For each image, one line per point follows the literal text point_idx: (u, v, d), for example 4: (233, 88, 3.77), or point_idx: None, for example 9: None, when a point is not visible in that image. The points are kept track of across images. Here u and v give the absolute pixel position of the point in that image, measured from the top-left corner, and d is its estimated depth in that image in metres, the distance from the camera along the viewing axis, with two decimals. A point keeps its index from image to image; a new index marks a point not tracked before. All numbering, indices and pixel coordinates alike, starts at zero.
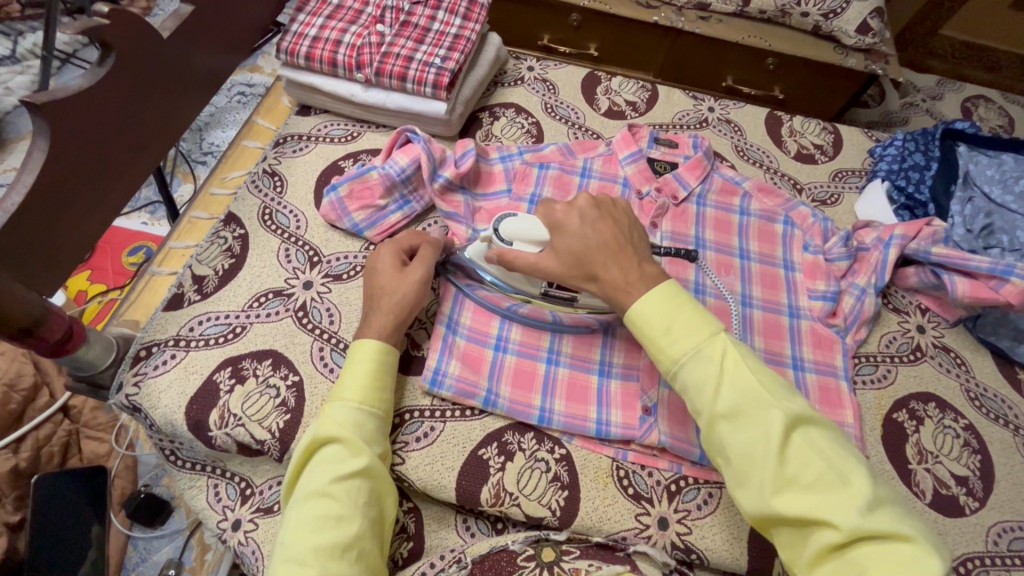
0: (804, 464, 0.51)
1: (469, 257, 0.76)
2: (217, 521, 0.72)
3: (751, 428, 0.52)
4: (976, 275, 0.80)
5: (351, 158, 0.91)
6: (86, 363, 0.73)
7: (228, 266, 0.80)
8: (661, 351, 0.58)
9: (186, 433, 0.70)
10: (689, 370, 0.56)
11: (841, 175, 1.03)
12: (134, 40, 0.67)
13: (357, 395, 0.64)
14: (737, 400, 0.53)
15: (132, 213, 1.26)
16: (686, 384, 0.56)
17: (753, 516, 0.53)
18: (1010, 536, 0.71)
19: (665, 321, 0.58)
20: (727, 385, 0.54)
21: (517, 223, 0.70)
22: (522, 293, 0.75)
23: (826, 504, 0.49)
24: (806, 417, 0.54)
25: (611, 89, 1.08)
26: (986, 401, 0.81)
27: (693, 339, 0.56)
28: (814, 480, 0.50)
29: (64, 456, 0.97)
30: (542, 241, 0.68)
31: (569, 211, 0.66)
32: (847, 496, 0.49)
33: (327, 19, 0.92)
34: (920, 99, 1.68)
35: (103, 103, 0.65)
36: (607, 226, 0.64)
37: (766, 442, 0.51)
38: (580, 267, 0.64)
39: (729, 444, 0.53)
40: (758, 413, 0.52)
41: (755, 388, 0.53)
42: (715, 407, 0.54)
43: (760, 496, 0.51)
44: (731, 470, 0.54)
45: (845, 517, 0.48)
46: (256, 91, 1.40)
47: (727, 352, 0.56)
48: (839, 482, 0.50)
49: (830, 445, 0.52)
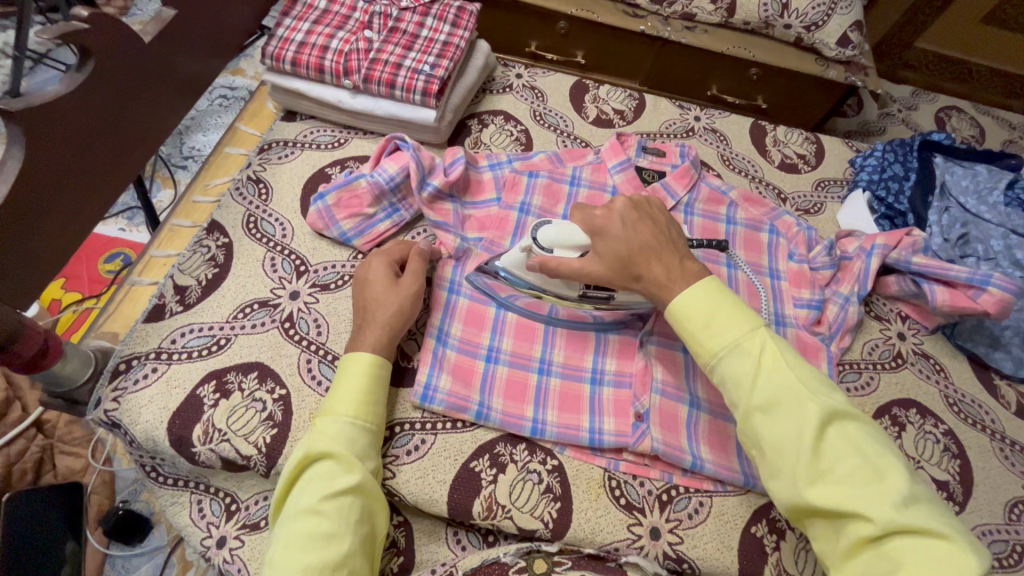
0: (839, 457, 0.52)
1: (504, 266, 0.74)
2: (200, 538, 0.70)
3: (787, 420, 0.53)
4: (955, 284, 0.83)
5: (338, 165, 0.89)
6: (62, 378, 0.71)
7: (211, 276, 0.78)
8: (699, 345, 0.59)
9: (168, 449, 0.68)
10: (726, 364, 0.57)
11: (824, 184, 1.04)
12: (114, 45, 0.65)
13: (351, 409, 0.63)
14: (774, 393, 0.54)
15: (108, 219, 1.22)
16: (724, 377, 0.58)
17: (787, 506, 0.54)
18: (988, 539, 0.74)
19: (704, 317, 0.59)
20: (765, 378, 0.55)
21: (553, 232, 0.68)
22: (558, 294, 0.74)
23: (862, 497, 0.49)
24: (844, 412, 0.54)
25: (600, 97, 1.08)
26: (963, 406, 0.83)
27: (731, 334, 0.58)
28: (848, 474, 0.51)
29: (37, 472, 0.93)
30: (582, 246, 0.68)
31: (610, 216, 0.67)
32: (882, 490, 0.49)
33: (313, 24, 0.91)
34: (896, 110, 1.73)
35: (81, 109, 0.63)
36: (647, 228, 0.66)
37: (803, 434, 0.52)
38: (624, 269, 0.64)
39: (765, 435, 0.54)
40: (794, 407, 0.54)
41: (793, 382, 0.55)
42: (751, 399, 0.55)
43: (794, 488, 0.52)
44: (766, 461, 0.55)
45: (880, 511, 0.48)
46: (238, 94, 1.38)
47: (766, 345, 0.57)
48: (874, 476, 0.51)
49: (868, 439, 0.53)
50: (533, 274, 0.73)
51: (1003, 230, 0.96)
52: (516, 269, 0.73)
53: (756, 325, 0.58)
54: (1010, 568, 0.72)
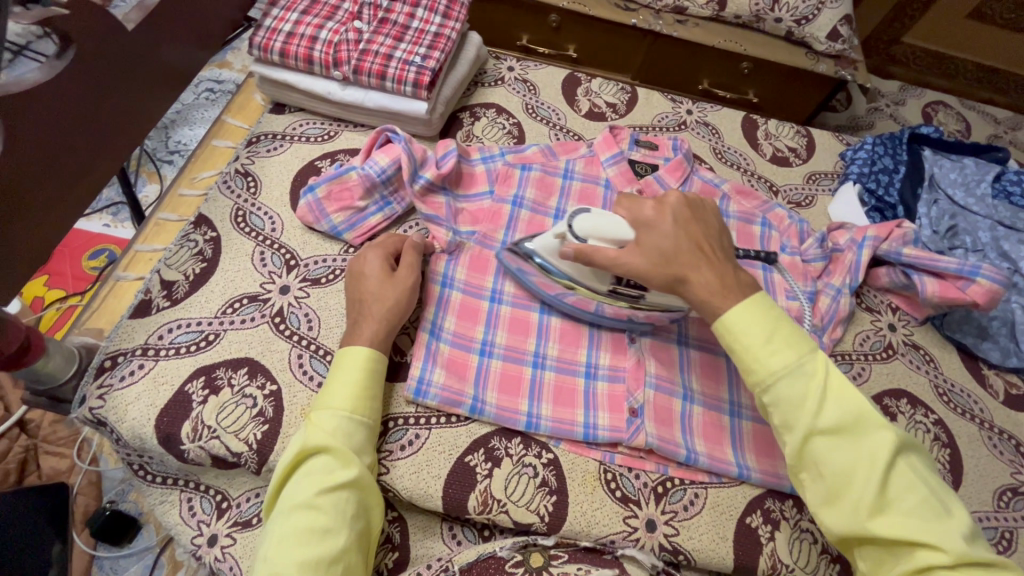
0: (906, 488, 0.52)
1: (536, 248, 0.73)
2: (191, 537, 0.68)
3: (857, 449, 0.53)
4: (944, 275, 0.83)
5: (329, 157, 0.88)
6: (44, 375, 0.70)
7: (199, 271, 0.76)
8: (757, 362, 0.57)
9: (156, 447, 0.66)
10: (786, 386, 0.56)
11: (815, 177, 1.05)
12: (96, 32, 0.64)
13: (347, 404, 0.62)
14: (841, 420, 0.54)
15: (92, 215, 1.19)
16: (781, 399, 0.56)
17: (842, 534, 0.54)
18: (978, 526, 0.75)
19: (763, 333, 0.57)
20: (831, 403, 0.55)
21: (592, 220, 0.66)
22: (573, 279, 0.73)
23: (929, 529, 0.50)
24: (907, 443, 0.55)
25: (592, 91, 1.08)
26: (953, 396, 0.84)
27: (793, 355, 0.56)
28: (915, 504, 0.51)
29: (21, 473, 0.92)
30: (622, 240, 0.64)
31: (660, 210, 0.64)
32: (948, 523, 0.51)
33: (302, 14, 0.89)
34: (884, 105, 1.74)
35: (62, 98, 0.61)
36: (696, 228, 0.63)
37: (874, 464, 0.52)
38: (668, 269, 0.61)
39: (829, 462, 0.54)
40: (865, 435, 0.54)
41: (862, 410, 0.54)
42: (814, 423, 0.54)
43: (856, 517, 0.52)
44: (825, 487, 0.54)
45: (948, 542, 0.49)
46: (225, 87, 1.36)
47: (831, 370, 0.56)
48: (939, 508, 0.51)
49: (926, 471, 0.55)
50: (566, 263, 0.71)
51: (991, 222, 0.97)
52: (550, 255, 0.72)
53: (812, 347, 0.58)
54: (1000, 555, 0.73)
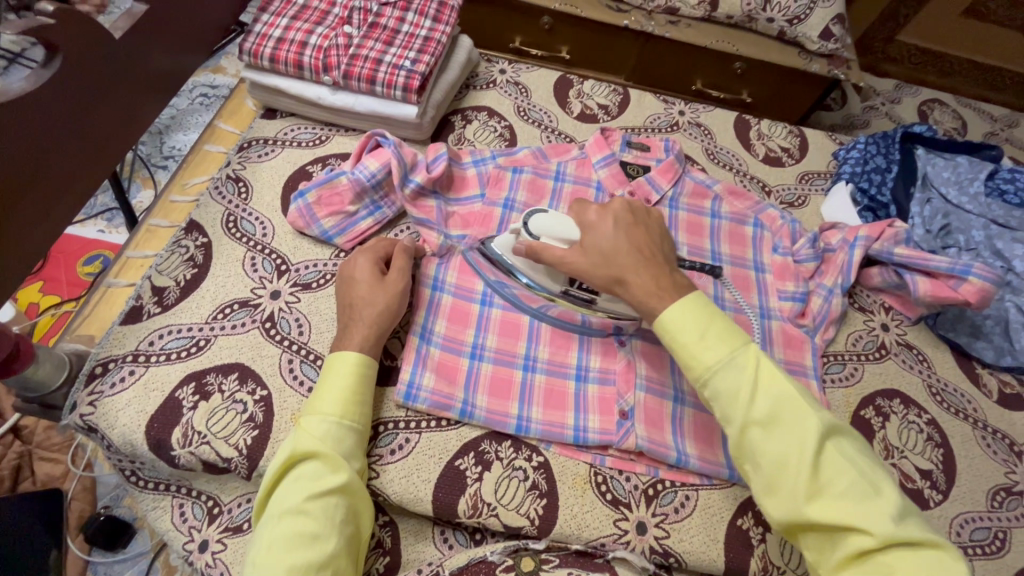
0: (836, 472, 0.52)
1: (497, 249, 0.74)
2: (182, 543, 0.68)
3: (786, 437, 0.53)
4: (936, 275, 0.83)
5: (319, 162, 0.88)
6: (34, 382, 0.70)
7: (190, 277, 0.76)
8: (693, 359, 0.57)
9: (147, 454, 0.66)
10: (721, 378, 0.56)
11: (808, 177, 1.05)
12: (82, 40, 0.64)
13: (337, 409, 0.62)
14: (773, 409, 0.54)
15: (86, 221, 1.20)
16: (718, 392, 0.56)
17: (782, 522, 0.54)
18: (972, 526, 0.74)
19: (696, 327, 0.58)
20: (762, 393, 0.55)
21: (545, 219, 0.68)
22: (546, 289, 0.73)
23: (860, 511, 0.50)
24: (838, 427, 0.55)
25: (584, 92, 1.08)
26: (946, 396, 0.84)
27: (725, 349, 0.57)
28: (846, 488, 0.51)
29: (15, 480, 0.92)
30: (571, 239, 0.66)
31: (602, 215, 0.66)
32: (879, 504, 0.50)
33: (292, 19, 0.90)
34: (880, 103, 1.74)
35: (50, 106, 0.62)
36: (639, 233, 0.65)
37: (803, 450, 0.52)
38: (607, 268, 0.63)
39: (763, 451, 0.54)
40: (794, 422, 0.54)
41: (792, 398, 0.54)
42: (749, 415, 0.55)
43: (792, 504, 0.52)
44: (761, 476, 0.54)
45: (878, 524, 0.49)
46: (219, 92, 1.36)
47: (760, 359, 0.56)
48: (871, 490, 0.51)
49: (859, 453, 0.54)
50: (519, 260, 0.72)
51: (984, 221, 0.97)
52: (507, 252, 0.74)
53: (746, 339, 0.58)
54: (992, 555, 0.73)
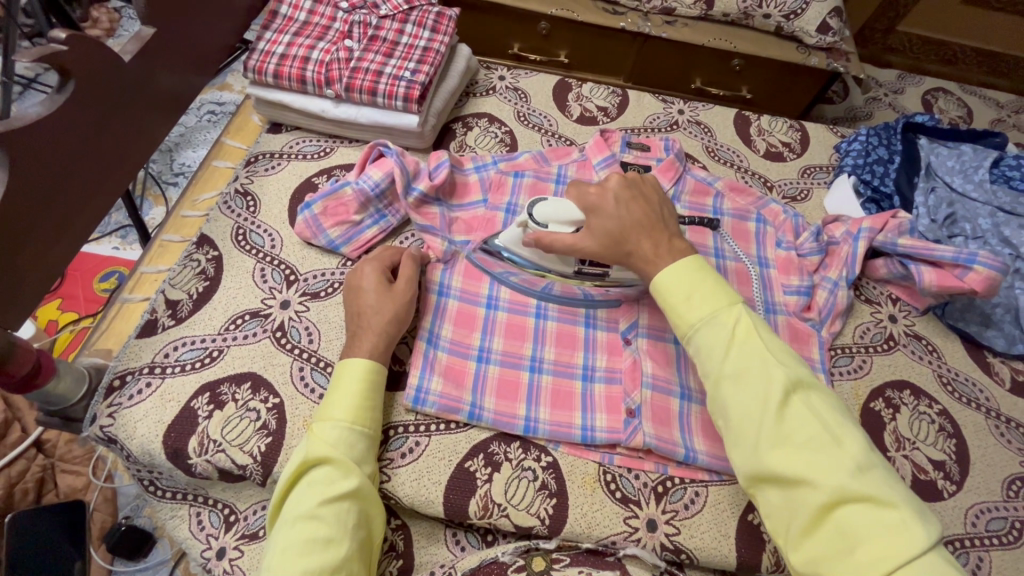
0: (801, 426, 0.52)
1: (502, 245, 0.77)
2: (201, 550, 0.70)
3: (754, 392, 0.54)
4: (942, 264, 0.83)
5: (325, 174, 0.90)
6: (56, 397, 0.72)
7: (202, 289, 0.78)
8: (677, 315, 0.60)
9: (165, 462, 0.68)
10: (700, 334, 0.58)
11: (809, 171, 1.04)
12: (93, 64, 0.66)
13: (348, 415, 0.63)
14: (745, 364, 0.55)
15: (101, 238, 1.23)
16: (697, 348, 0.58)
17: (745, 476, 0.54)
18: (988, 516, 0.74)
19: (683, 289, 0.60)
20: (738, 350, 0.56)
21: (548, 207, 0.70)
22: (548, 270, 0.77)
23: (815, 465, 0.49)
24: (814, 389, 0.54)
25: (583, 95, 1.09)
26: (957, 385, 0.83)
27: (708, 307, 0.58)
28: (807, 441, 0.51)
29: (39, 491, 0.94)
30: (577, 222, 0.68)
31: (603, 194, 0.66)
32: (837, 459, 0.49)
33: (294, 36, 0.92)
34: (882, 94, 1.73)
35: (64, 129, 0.64)
36: (639, 207, 0.66)
37: (767, 402, 0.53)
38: (616, 246, 0.64)
39: (732, 403, 0.55)
40: (764, 378, 0.54)
41: (765, 354, 0.55)
42: (721, 369, 0.56)
43: (755, 454, 0.52)
44: (730, 429, 0.55)
45: (832, 477, 0.49)
46: (226, 109, 1.40)
47: (741, 320, 0.57)
48: (833, 445, 0.50)
49: (832, 414, 0.53)
50: (525, 249, 0.75)
51: (991, 209, 0.97)
52: (514, 246, 0.76)
53: (732, 302, 0.59)
54: (1008, 546, 0.72)
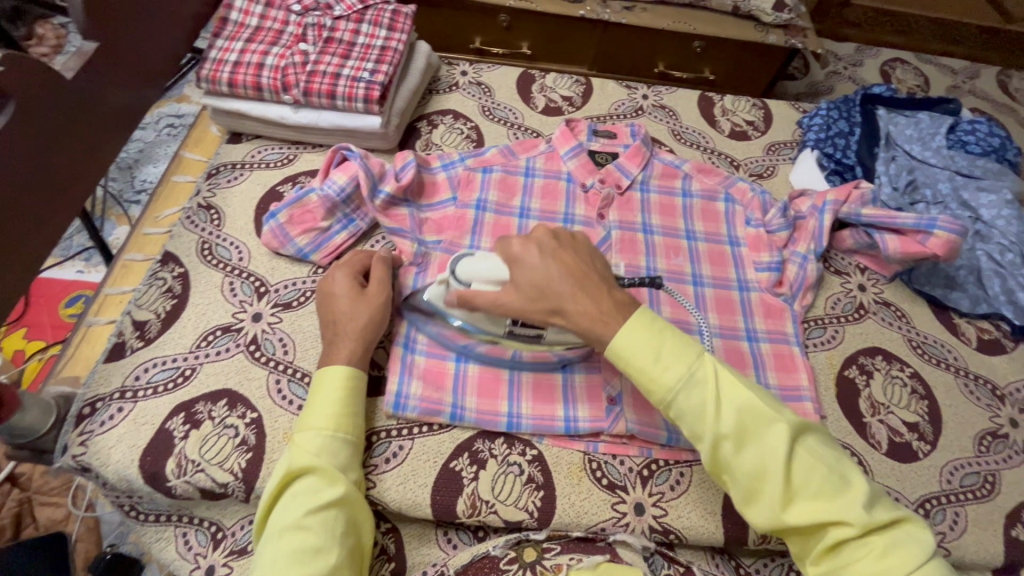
0: (808, 472, 0.53)
1: (429, 299, 0.71)
2: (189, 571, 0.69)
3: (756, 448, 0.54)
4: (904, 231, 0.85)
5: (289, 181, 0.89)
6: (23, 429, 0.70)
7: (170, 307, 0.77)
8: (652, 381, 0.57)
9: (143, 486, 0.67)
10: (684, 397, 0.56)
11: (774, 148, 1.06)
12: (32, 85, 0.64)
13: (327, 423, 0.62)
14: (739, 420, 0.55)
15: (64, 263, 1.19)
16: (681, 411, 0.56)
17: (764, 528, 0.55)
18: (962, 472, 0.76)
19: (652, 349, 0.57)
20: (726, 406, 0.55)
21: (474, 264, 0.66)
22: (489, 332, 0.71)
23: (833, 507, 0.52)
24: (803, 425, 0.56)
25: (546, 86, 1.09)
26: (927, 348, 0.86)
27: (683, 364, 0.57)
28: (820, 486, 0.53)
29: (17, 527, 0.93)
30: (501, 279, 0.65)
31: (526, 245, 0.64)
32: (850, 497, 0.52)
33: (246, 42, 0.90)
34: (842, 67, 1.76)
35: (7, 152, 0.62)
36: (568, 246, 0.65)
37: (775, 458, 0.53)
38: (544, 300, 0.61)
39: (739, 464, 0.55)
40: (762, 431, 0.54)
41: (753, 406, 0.55)
42: (718, 429, 0.55)
43: (773, 512, 0.53)
44: (741, 487, 0.55)
45: (854, 514, 0.51)
46: (185, 121, 1.36)
47: (718, 372, 0.56)
48: (841, 483, 0.53)
49: (825, 447, 0.56)
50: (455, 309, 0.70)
51: (949, 173, 0.99)
52: (440, 301, 0.70)
53: (700, 350, 0.58)
54: (982, 499, 0.74)
